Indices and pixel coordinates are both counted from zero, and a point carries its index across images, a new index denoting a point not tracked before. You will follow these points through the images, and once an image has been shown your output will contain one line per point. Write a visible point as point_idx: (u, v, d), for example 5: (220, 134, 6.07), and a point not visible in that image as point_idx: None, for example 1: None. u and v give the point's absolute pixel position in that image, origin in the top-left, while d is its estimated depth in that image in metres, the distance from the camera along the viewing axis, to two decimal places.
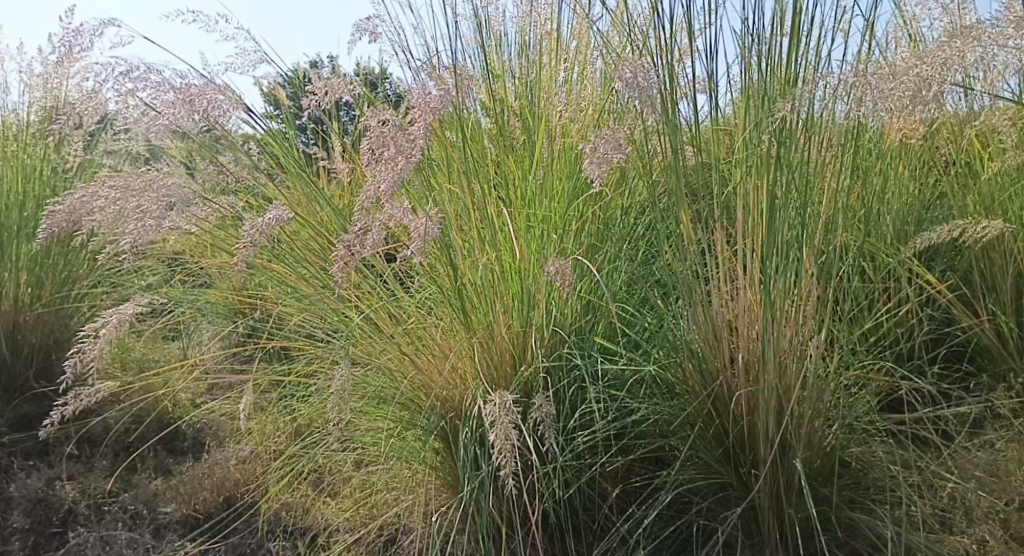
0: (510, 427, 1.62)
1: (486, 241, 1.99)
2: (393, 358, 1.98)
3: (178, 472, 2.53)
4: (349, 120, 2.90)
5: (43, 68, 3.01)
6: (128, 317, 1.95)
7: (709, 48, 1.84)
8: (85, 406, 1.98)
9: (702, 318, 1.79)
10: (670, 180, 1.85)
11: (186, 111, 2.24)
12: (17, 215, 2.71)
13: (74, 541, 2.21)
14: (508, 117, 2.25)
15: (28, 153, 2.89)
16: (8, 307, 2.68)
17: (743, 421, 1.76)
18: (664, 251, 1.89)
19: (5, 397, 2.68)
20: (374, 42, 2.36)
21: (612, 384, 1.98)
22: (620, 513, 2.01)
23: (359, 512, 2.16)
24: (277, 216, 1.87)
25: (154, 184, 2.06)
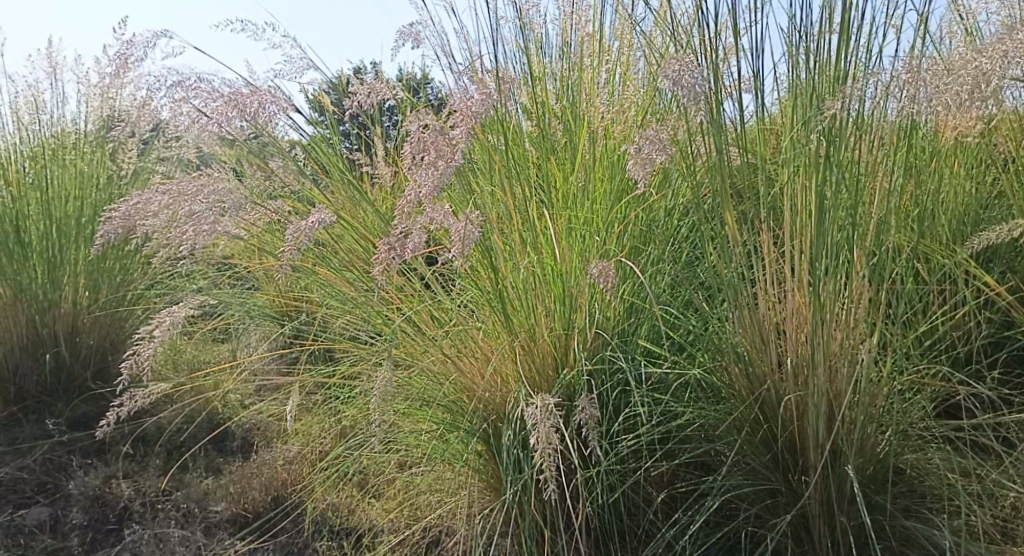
0: (552, 430, 1.61)
1: (529, 244, 1.99)
2: (436, 360, 2.00)
3: (229, 472, 2.59)
4: (393, 124, 2.93)
5: (99, 78, 3.11)
6: (181, 319, 2.01)
7: (754, 46, 1.81)
8: (139, 406, 2.03)
9: (748, 320, 1.76)
10: (714, 181, 1.83)
11: (235, 117, 2.29)
12: (76, 222, 2.82)
13: (130, 537, 2.27)
14: (551, 120, 2.25)
15: (85, 160, 2.99)
16: (68, 309, 2.78)
17: (792, 426, 1.73)
18: (709, 252, 1.86)
19: (65, 397, 2.80)
20: (417, 47, 2.39)
21: (656, 388, 1.96)
22: (665, 518, 1.99)
23: (403, 513, 2.18)
24: (320, 219, 1.90)
25: (205, 190, 2.13)
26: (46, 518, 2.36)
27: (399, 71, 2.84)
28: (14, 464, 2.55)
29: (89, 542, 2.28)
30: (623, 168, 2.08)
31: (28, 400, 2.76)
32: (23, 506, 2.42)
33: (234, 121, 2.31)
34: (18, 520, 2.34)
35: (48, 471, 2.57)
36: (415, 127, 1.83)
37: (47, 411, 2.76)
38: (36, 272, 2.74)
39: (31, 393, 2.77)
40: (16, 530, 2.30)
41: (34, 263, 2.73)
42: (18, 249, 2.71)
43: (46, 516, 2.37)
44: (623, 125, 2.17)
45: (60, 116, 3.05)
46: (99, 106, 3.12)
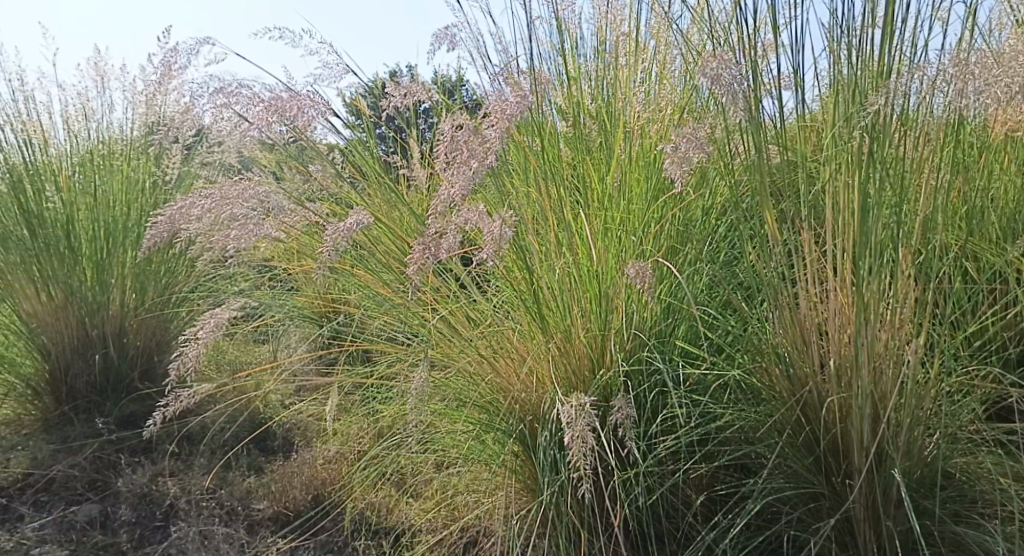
0: (587, 431, 1.61)
1: (564, 244, 1.99)
2: (471, 361, 2.01)
3: (270, 471, 2.64)
4: (428, 127, 2.95)
5: (145, 85, 3.19)
6: (224, 320, 2.05)
7: (793, 42, 1.78)
8: (184, 406, 2.07)
9: (789, 320, 1.73)
10: (752, 179, 1.80)
11: (276, 122, 2.34)
12: (124, 226, 2.90)
13: (176, 534, 2.32)
14: (586, 120, 2.24)
15: (130, 166, 3.06)
16: (116, 311, 2.87)
17: (835, 428, 1.69)
18: (747, 251, 1.84)
19: (114, 396, 2.87)
20: (453, 50, 2.40)
21: (694, 389, 1.94)
22: (704, 521, 1.97)
23: (440, 513, 2.20)
24: (358, 220, 1.93)
25: (246, 193, 2.17)
26: (97, 515, 2.43)
27: (435, 73, 2.86)
28: (66, 462, 2.63)
29: (138, 538, 2.34)
30: (659, 168, 2.06)
31: (79, 399, 2.84)
32: (75, 503, 2.51)
33: (274, 125, 2.36)
34: (70, 516, 2.42)
35: (98, 468, 2.64)
36: (448, 128, 1.84)
37: (97, 410, 2.84)
38: (85, 275, 2.82)
39: (81, 393, 2.85)
40: (69, 526, 2.38)
41: (82, 266, 2.81)
42: (68, 253, 2.79)
43: (96, 513, 2.44)
44: (659, 124, 2.15)
45: (108, 123, 3.13)
46: (144, 112, 3.19)
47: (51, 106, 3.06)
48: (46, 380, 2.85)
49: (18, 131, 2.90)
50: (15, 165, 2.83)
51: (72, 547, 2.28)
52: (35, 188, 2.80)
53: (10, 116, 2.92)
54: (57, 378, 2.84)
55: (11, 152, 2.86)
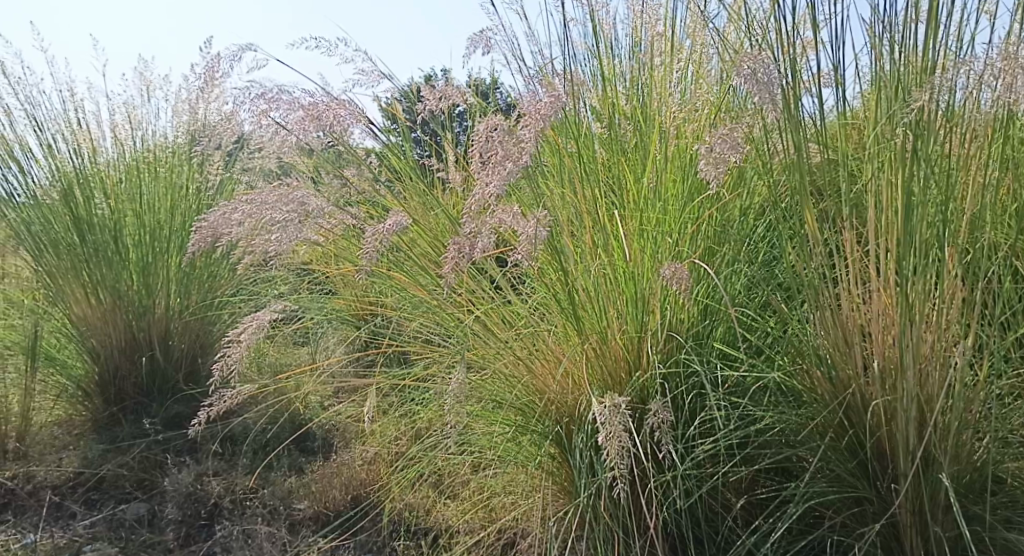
0: (623, 433, 1.60)
1: (600, 246, 1.98)
2: (507, 363, 2.02)
3: (311, 471, 2.68)
4: (463, 129, 2.96)
5: (188, 93, 3.27)
6: (266, 322, 2.09)
7: (833, 39, 1.75)
8: (227, 406, 2.12)
9: (830, 321, 1.70)
10: (791, 178, 1.77)
11: (314, 127, 2.38)
12: (169, 231, 2.97)
13: (220, 533, 2.37)
14: (621, 121, 2.23)
15: (175, 172, 3.14)
16: (161, 314, 2.94)
17: (879, 432, 1.66)
18: (787, 251, 1.81)
19: (160, 397, 2.95)
20: (488, 53, 2.41)
21: (733, 391, 1.92)
22: (745, 525, 1.95)
23: (478, 514, 2.21)
24: (396, 223, 1.95)
25: (286, 198, 2.21)
26: (145, 513, 2.50)
27: (469, 77, 2.88)
28: (115, 461, 2.71)
29: (184, 536, 2.39)
30: (696, 169, 2.04)
31: (127, 400, 2.93)
32: (124, 501, 2.58)
33: (313, 131, 2.40)
34: (119, 514, 2.49)
35: (146, 468, 2.71)
36: (482, 128, 1.85)
37: (144, 411, 2.92)
38: (132, 279, 2.90)
39: (129, 394, 2.93)
40: (118, 524, 2.45)
41: (130, 270, 2.89)
42: (116, 257, 2.87)
43: (144, 511, 2.50)
44: (695, 125, 2.13)
45: (153, 131, 3.21)
46: (187, 120, 3.27)
47: (99, 115, 3.15)
48: (96, 381, 2.94)
49: (68, 140, 2.99)
50: (66, 173, 2.92)
51: (121, 544, 2.34)
52: (85, 195, 2.89)
53: (60, 126, 3.01)
54: (106, 379, 2.93)
55: (62, 160, 2.95)
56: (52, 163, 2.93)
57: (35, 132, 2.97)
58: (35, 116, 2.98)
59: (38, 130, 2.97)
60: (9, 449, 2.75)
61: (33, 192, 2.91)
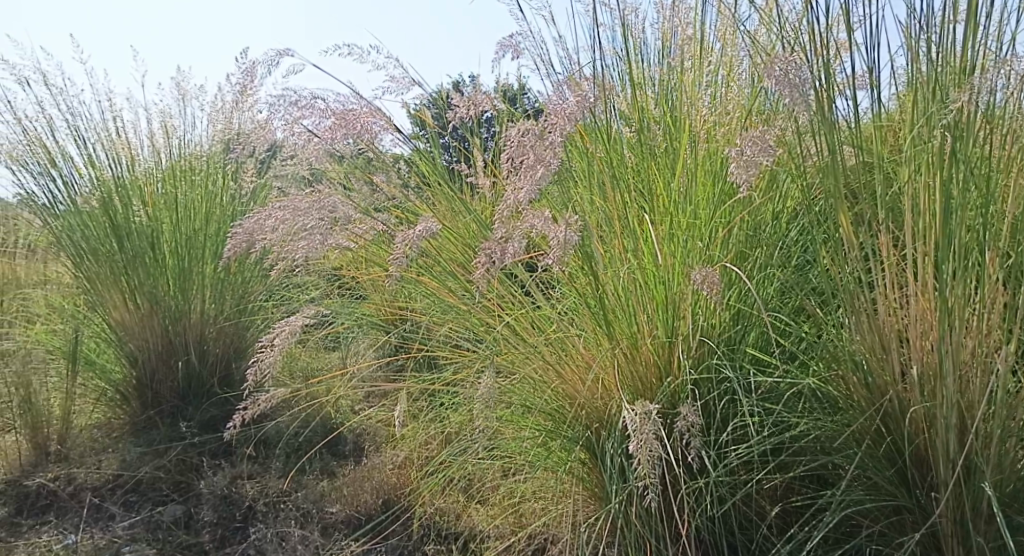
0: (654, 439, 1.58)
1: (629, 250, 1.97)
2: (537, 367, 2.01)
3: (342, 475, 2.69)
4: (491, 135, 2.97)
5: (222, 102, 3.33)
6: (298, 327, 2.11)
7: (867, 40, 1.72)
8: (261, 410, 2.15)
9: (866, 325, 1.67)
10: (826, 181, 1.74)
11: (345, 134, 2.41)
12: (204, 238, 3.02)
13: (255, 535, 2.40)
14: (650, 125, 2.21)
15: (209, 179, 3.19)
16: (197, 319, 2.99)
17: (918, 439, 1.62)
18: (820, 255, 1.78)
19: (195, 401, 3.00)
20: (517, 58, 2.41)
21: (767, 397, 1.89)
22: (780, 533, 1.92)
23: (508, 519, 2.21)
24: (426, 228, 1.95)
25: (318, 204, 2.23)
26: (181, 516, 2.54)
27: (498, 82, 2.89)
28: (153, 463, 2.76)
29: (219, 538, 2.43)
30: (727, 172, 2.01)
31: (163, 403, 2.99)
32: (161, 504, 2.62)
33: (344, 139, 2.43)
34: (157, 516, 2.54)
35: (182, 471, 2.76)
36: (512, 132, 1.85)
37: (180, 414, 2.97)
38: (168, 285, 2.95)
39: (165, 397, 2.99)
40: (156, 525, 2.49)
41: (166, 276, 2.95)
42: (154, 264, 2.93)
43: (180, 513, 2.55)
44: (726, 128, 2.11)
45: (188, 139, 3.27)
46: (222, 128, 3.33)
47: (137, 124, 3.22)
48: (134, 385, 3.01)
49: (107, 148, 3.06)
50: (105, 182, 2.99)
51: (159, 546, 2.38)
52: (124, 202, 2.95)
53: (100, 135, 3.09)
54: (143, 383, 2.99)
55: (101, 168, 3.02)
56: (92, 171, 3.01)
57: (76, 141, 3.04)
58: (76, 125, 3.06)
59: (79, 139, 3.05)
60: (51, 451, 2.82)
61: (73, 199, 2.98)
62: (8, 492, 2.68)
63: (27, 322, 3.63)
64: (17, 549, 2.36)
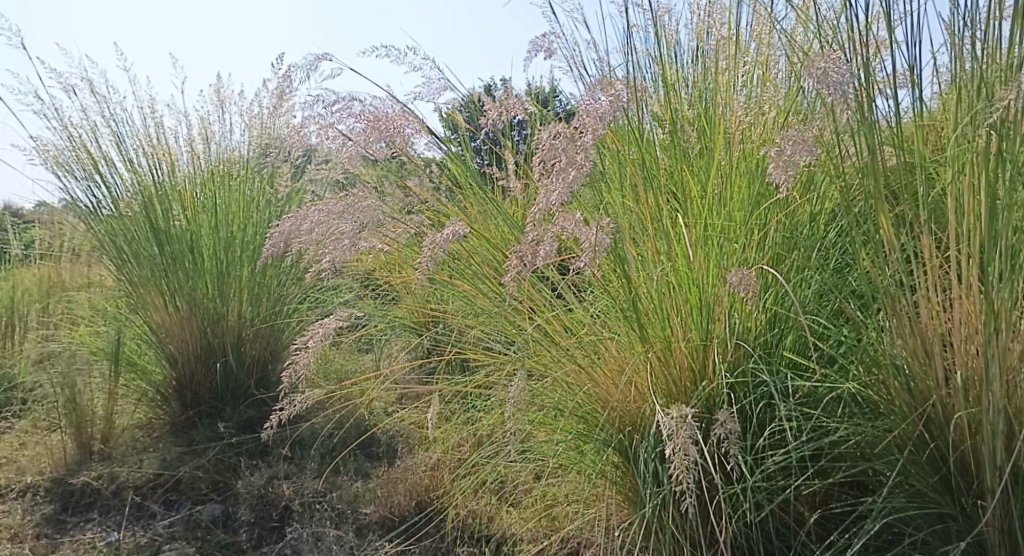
0: (689, 444, 1.57)
1: (662, 253, 1.94)
2: (569, 371, 2.00)
3: (376, 476, 2.71)
4: (522, 138, 2.97)
5: (259, 108, 3.38)
6: (332, 329, 2.13)
7: (908, 37, 1.68)
8: (295, 411, 2.17)
9: (907, 330, 1.62)
10: (865, 182, 1.70)
11: (379, 137, 2.43)
12: (241, 241, 3.06)
13: (291, 535, 2.42)
14: (684, 126, 2.19)
15: (246, 184, 3.24)
16: (234, 321, 3.04)
17: (962, 446, 1.58)
18: (860, 257, 1.74)
19: (233, 402, 3.05)
20: (549, 59, 2.40)
21: (805, 402, 1.86)
22: (819, 540, 1.88)
23: (541, 522, 2.22)
24: (455, 231, 1.96)
25: (351, 208, 2.24)
26: (219, 514, 2.59)
27: (530, 85, 2.89)
28: (192, 463, 2.81)
29: (256, 538, 2.46)
30: (763, 173, 1.98)
31: (202, 404, 3.05)
32: (200, 503, 2.67)
33: (377, 143, 2.45)
34: (196, 515, 2.58)
35: (220, 470, 2.81)
36: (544, 135, 1.84)
37: (218, 415, 3.03)
38: (206, 288, 3.00)
39: (204, 398, 3.05)
40: (195, 524, 2.54)
41: (205, 279, 3.00)
42: (193, 268, 2.99)
43: (219, 512, 2.59)
44: (762, 128, 2.08)
45: (226, 145, 3.33)
46: (259, 134, 3.38)
47: (176, 130, 3.27)
48: (174, 386, 3.08)
49: (148, 154, 3.12)
50: (146, 187, 3.05)
51: (198, 544, 2.42)
52: (164, 207, 3.02)
53: (141, 141, 3.15)
54: (183, 384, 3.05)
55: (142, 174, 3.08)
56: (134, 177, 3.07)
57: (117, 147, 3.12)
58: (118, 132, 3.13)
59: (121, 145, 3.12)
60: (94, 450, 2.90)
61: (115, 204, 3.06)
62: (54, 489, 2.75)
63: (72, 324, 3.74)
64: (63, 545, 2.42)
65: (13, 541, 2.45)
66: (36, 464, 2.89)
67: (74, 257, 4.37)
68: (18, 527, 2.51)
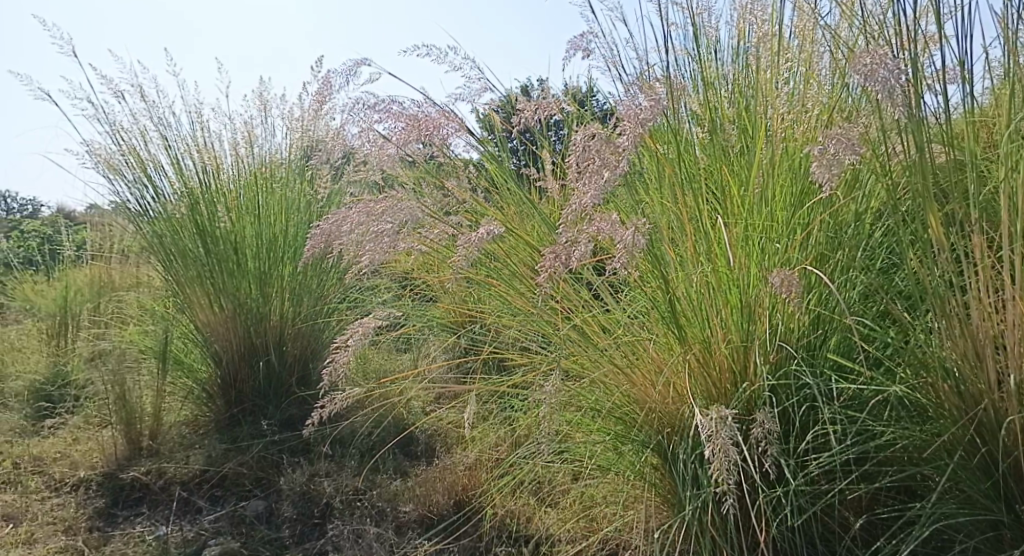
0: (729, 446, 1.55)
1: (701, 253, 1.92)
2: (607, 372, 1.98)
3: (415, 475, 2.72)
4: (559, 138, 2.97)
5: (300, 111, 3.43)
6: (371, 328, 2.17)
7: (958, 31, 1.64)
8: (334, 409, 2.19)
9: (957, 331, 1.58)
10: (912, 180, 1.65)
11: (419, 136, 2.44)
12: (284, 242, 3.12)
13: (332, 532, 2.46)
14: (724, 125, 2.16)
15: (288, 186, 3.29)
16: (276, 321, 3.09)
17: (1016, 451, 1.53)
18: (907, 257, 1.70)
19: (275, 400, 3.11)
20: (587, 59, 2.39)
21: (850, 405, 1.82)
22: (865, 546, 1.84)
23: (579, 523, 2.21)
24: (489, 231, 1.97)
25: (390, 209, 2.26)
26: (263, 510, 2.63)
27: (567, 85, 2.87)
28: (236, 460, 2.87)
29: (299, 534, 2.50)
30: (807, 171, 1.94)
31: (246, 402, 3.11)
32: (244, 498, 2.72)
33: (417, 142, 2.47)
34: (240, 511, 2.64)
35: (264, 467, 2.86)
36: (580, 136, 1.83)
37: (261, 413, 3.08)
38: (250, 288, 3.06)
39: (248, 396, 3.10)
40: (239, 519, 2.59)
41: (248, 280, 3.05)
42: (237, 269, 3.05)
43: (262, 508, 2.64)
44: (805, 126, 2.04)
45: (269, 148, 3.38)
46: (300, 137, 3.43)
47: (221, 133, 3.34)
48: (218, 384, 3.14)
49: (194, 157, 3.19)
50: (192, 189, 3.12)
51: (242, 539, 2.47)
52: (210, 210, 3.08)
53: (187, 144, 3.22)
54: (227, 382, 3.11)
55: (188, 176, 3.15)
56: (180, 179, 3.14)
57: (166, 150, 3.19)
58: (166, 135, 3.21)
59: (169, 149, 3.19)
60: (143, 446, 2.97)
61: (163, 206, 3.13)
62: (105, 484, 2.83)
63: (121, 323, 3.84)
64: (114, 538, 2.49)
65: (66, 534, 2.53)
66: (88, 459, 2.97)
67: (123, 258, 4.49)
68: (71, 520, 2.59)
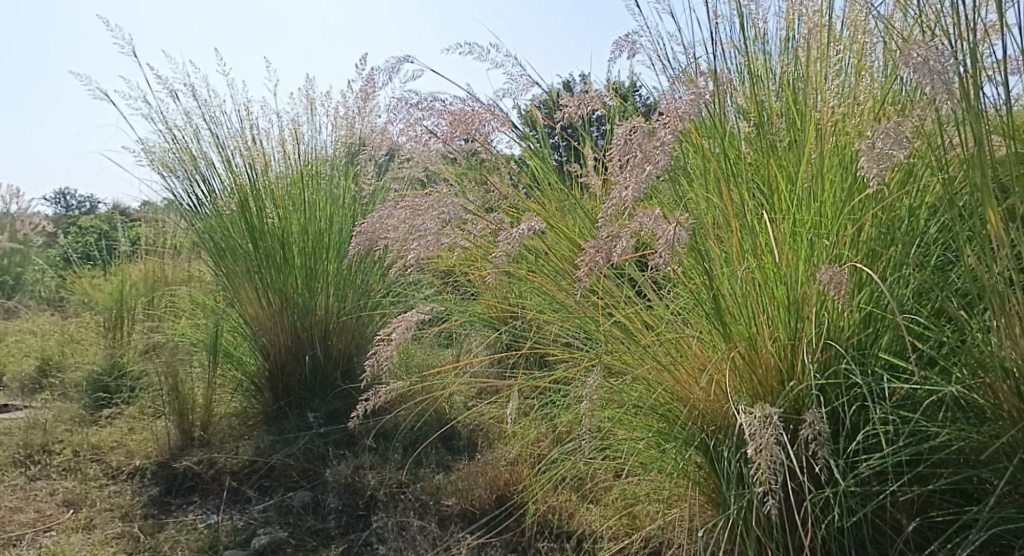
0: (773, 444, 1.52)
1: (747, 250, 1.88)
2: (650, 369, 1.96)
3: (457, 469, 2.73)
4: (600, 134, 2.95)
5: (345, 109, 3.47)
6: (414, 323, 2.18)
7: (1019, 20, 1.58)
8: (377, 402, 2.21)
9: (1018, 330, 1.52)
10: (970, 174, 1.60)
11: (463, 133, 2.45)
12: (330, 236, 3.17)
13: (377, 524, 2.48)
14: (770, 119, 2.11)
15: (333, 183, 3.34)
16: (321, 315, 3.14)
17: None
18: (963, 253, 1.64)
19: (321, 393, 3.16)
20: (632, 56, 2.37)
21: (902, 405, 1.76)
22: (919, 551, 1.78)
23: (621, 520, 2.19)
24: (531, 227, 1.96)
25: (433, 205, 2.27)
26: (309, 501, 2.68)
27: (610, 80, 2.85)
28: (284, 451, 2.92)
29: (344, 525, 2.54)
30: (857, 166, 1.89)
31: (293, 395, 3.16)
32: (291, 489, 2.77)
33: (460, 139, 2.47)
34: (288, 501, 2.69)
35: (310, 458, 2.91)
36: (621, 131, 1.81)
37: (308, 406, 3.14)
38: (297, 284, 3.12)
39: (295, 389, 3.16)
40: (287, 510, 2.64)
41: (295, 275, 3.11)
42: (283, 264, 3.10)
43: (309, 499, 2.68)
44: (856, 119, 1.98)
45: (315, 145, 3.43)
46: (345, 134, 3.47)
47: (269, 131, 3.40)
48: (266, 377, 3.21)
49: (243, 156, 3.25)
50: (241, 186, 3.18)
51: (289, 529, 2.52)
52: (257, 206, 3.13)
53: (238, 142, 3.28)
54: (275, 375, 3.18)
55: (238, 174, 3.21)
56: (230, 177, 3.20)
57: (216, 148, 3.26)
58: (217, 133, 3.28)
59: (219, 147, 3.25)
60: (195, 436, 3.05)
61: (214, 202, 3.20)
62: (158, 473, 2.91)
63: (175, 316, 3.96)
64: (167, 526, 2.56)
65: (123, 520, 2.61)
66: (144, 448, 3.06)
67: (176, 254, 4.62)
68: (127, 507, 2.67)
